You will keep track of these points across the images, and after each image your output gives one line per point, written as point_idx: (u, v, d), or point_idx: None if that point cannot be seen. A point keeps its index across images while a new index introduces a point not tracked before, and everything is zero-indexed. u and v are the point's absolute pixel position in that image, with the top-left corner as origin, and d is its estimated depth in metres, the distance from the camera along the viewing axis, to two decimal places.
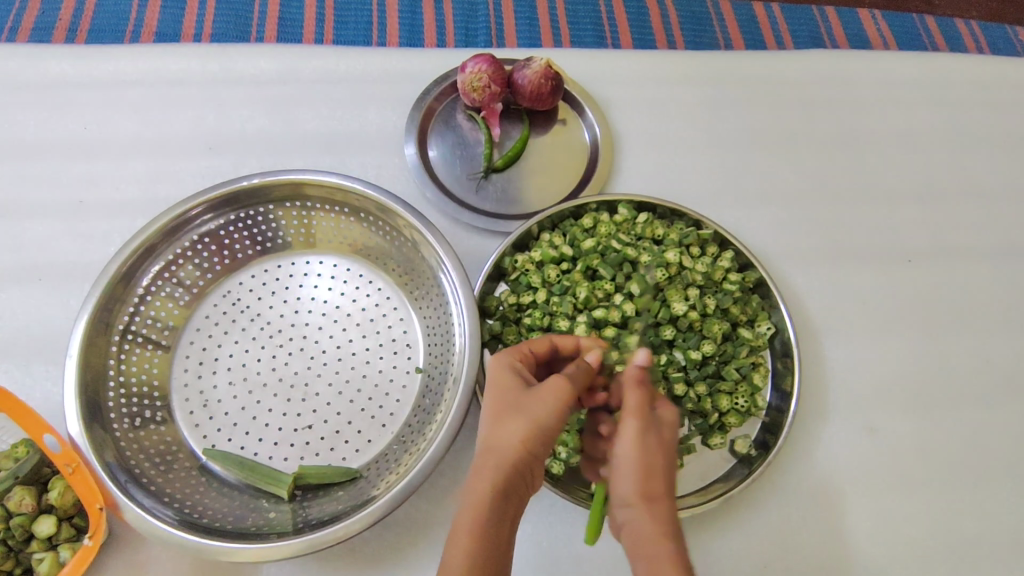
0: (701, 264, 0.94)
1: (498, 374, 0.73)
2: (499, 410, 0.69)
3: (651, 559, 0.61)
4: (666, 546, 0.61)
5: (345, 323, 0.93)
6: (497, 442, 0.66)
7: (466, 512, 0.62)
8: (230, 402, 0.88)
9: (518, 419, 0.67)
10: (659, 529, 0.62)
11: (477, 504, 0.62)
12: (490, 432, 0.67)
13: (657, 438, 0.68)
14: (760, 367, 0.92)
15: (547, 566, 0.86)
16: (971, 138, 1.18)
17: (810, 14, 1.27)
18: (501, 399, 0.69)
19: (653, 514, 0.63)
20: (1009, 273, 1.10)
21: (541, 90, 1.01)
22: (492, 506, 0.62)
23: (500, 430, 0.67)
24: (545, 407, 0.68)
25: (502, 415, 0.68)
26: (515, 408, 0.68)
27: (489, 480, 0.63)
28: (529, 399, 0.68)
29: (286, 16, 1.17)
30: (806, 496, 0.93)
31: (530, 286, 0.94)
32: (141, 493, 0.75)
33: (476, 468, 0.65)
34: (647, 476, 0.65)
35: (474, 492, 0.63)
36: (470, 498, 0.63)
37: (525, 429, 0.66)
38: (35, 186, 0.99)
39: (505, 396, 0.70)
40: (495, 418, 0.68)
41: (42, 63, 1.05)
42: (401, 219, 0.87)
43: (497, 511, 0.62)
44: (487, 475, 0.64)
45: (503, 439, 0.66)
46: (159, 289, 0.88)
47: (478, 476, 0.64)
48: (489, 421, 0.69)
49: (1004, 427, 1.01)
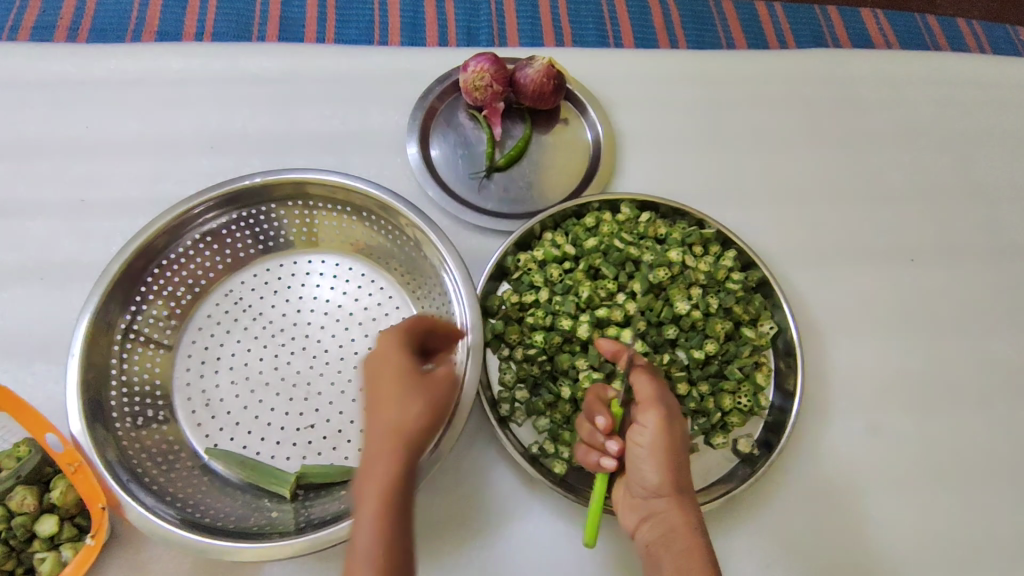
0: (704, 264, 0.93)
1: (388, 347, 0.68)
2: (397, 388, 0.65)
3: (683, 548, 0.67)
4: (695, 536, 0.68)
5: (347, 322, 0.93)
6: (400, 424, 0.63)
7: (373, 505, 0.59)
8: (232, 401, 0.88)
9: (416, 401, 0.64)
10: (687, 521, 0.69)
11: (383, 496, 0.59)
12: (392, 412, 0.63)
13: (677, 431, 0.71)
14: (763, 367, 0.92)
15: (550, 565, 0.86)
16: (973, 138, 1.18)
17: (812, 13, 1.27)
18: (402, 377, 0.65)
19: (680, 505, 0.70)
20: (1011, 273, 1.10)
21: (543, 89, 1.00)
22: (401, 495, 0.60)
23: (398, 411, 0.63)
24: (439, 391, 0.67)
25: (400, 394, 0.64)
26: (413, 390, 0.65)
27: (396, 468, 0.61)
28: (422, 384, 0.66)
29: (287, 15, 1.16)
30: (809, 496, 0.93)
31: (532, 285, 0.94)
32: (143, 493, 0.75)
33: (377, 457, 0.61)
34: (674, 469, 0.70)
35: (376, 481, 0.60)
36: (374, 489, 0.59)
37: (425, 413, 0.64)
38: (36, 185, 0.99)
39: (403, 375, 0.66)
40: (387, 400, 0.64)
41: (43, 62, 1.05)
42: (403, 219, 0.87)
43: (404, 499, 0.60)
44: (389, 462, 0.61)
45: (405, 422, 0.63)
46: (161, 288, 0.88)
47: (377, 463, 0.60)
48: (386, 401, 0.64)
49: (1006, 427, 1.00)
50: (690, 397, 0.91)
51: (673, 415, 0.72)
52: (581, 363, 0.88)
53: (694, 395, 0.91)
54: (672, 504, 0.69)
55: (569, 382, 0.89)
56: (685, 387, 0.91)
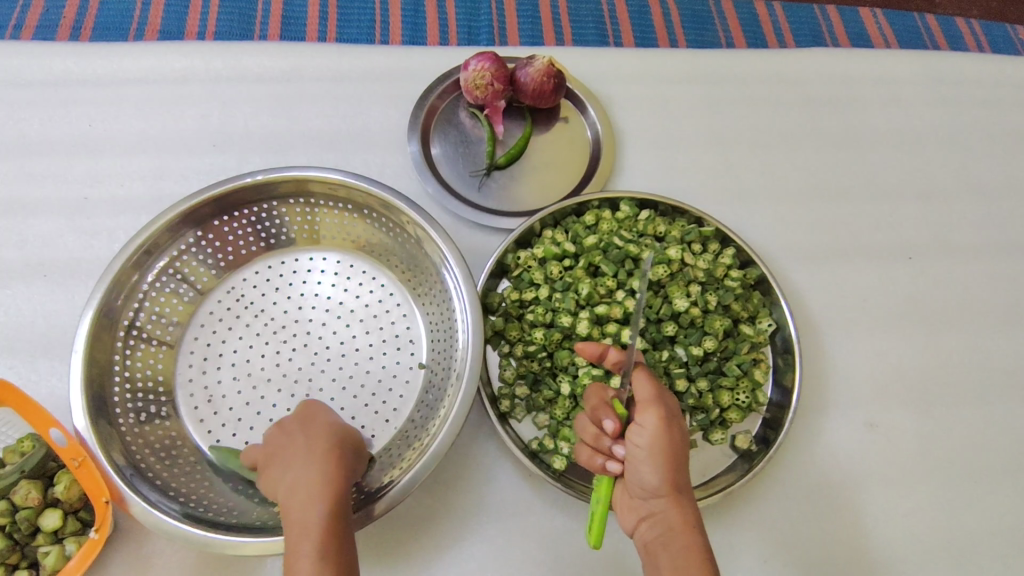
0: (703, 261, 0.94)
1: (309, 404, 0.79)
2: (327, 421, 0.76)
3: (683, 546, 0.68)
4: (695, 536, 0.68)
5: (348, 319, 0.94)
6: (335, 439, 0.73)
7: (316, 500, 0.66)
8: (234, 397, 0.89)
9: (345, 428, 0.76)
10: (686, 520, 0.69)
11: (323, 494, 0.67)
12: (324, 434, 0.73)
13: (676, 432, 0.71)
14: (761, 364, 0.93)
15: (549, 561, 0.87)
16: (971, 137, 1.18)
17: (812, 12, 1.27)
18: (332, 418, 0.77)
19: (680, 505, 0.70)
20: (1009, 271, 1.11)
21: (544, 88, 1.01)
22: (340, 494, 0.68)
23: (330, 433, 0.73)
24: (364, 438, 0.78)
25: (330, 425, 0.75)
26: (343, 425, 0.76)
27: (331, 471, 0.69)
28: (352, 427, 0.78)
29: (288, 14, 1.16)
30: (807, 492, 0.93)
31: (532, 282, 0.95)
32: (146, 487, 0.76)
33: (316, 463, 0.69)
34: (674, 470, 0.70)
35: (316, 482, 0.68)
36: (314, 490, 0.67)
37: (355, 442, 0.75)
38: (40, 183, 1.00)
39: (332, 418, 0.77)
40: (319, 428, 0.74)
41: (47, 62, 1.06)
42: (404, 216, 0.88)
43: (340, 498, 0.68)
44: (325, 466, 0.69)
45: (338, 440, 0.73)
46: (164, 285, 0.88)
47: (313, 468, 0.69)
48: (318, 428, 0.74)
49: (1003, 424, 1.01)
50: (688, 394, 0.91)
51: (673, 416, 0.72)
52: (580, 361, 0.89)
53: (693, 391, 0.91)
54: (673, 504, 0.70)
55: (568, 379, 0.89)
56: (684, 383, 0.91)
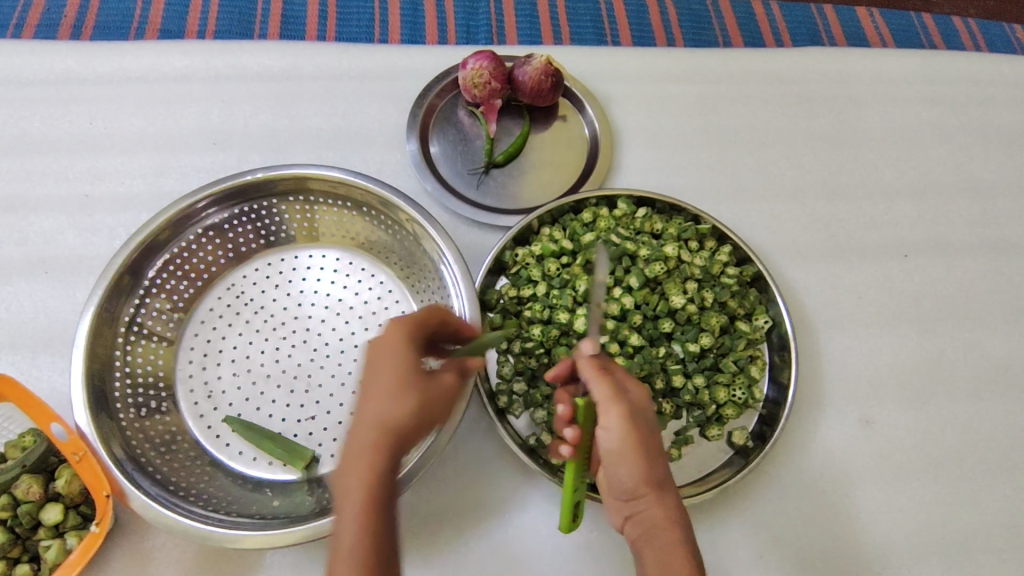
0: (699, 258, 0.95)
1: (391, 339, 0.66)
2: (396, 382, 0.64)
3: (666, 544, 0.67)
4: (678, 531, 0.68)
5: (347, 316, 0.95)
6: (388, 419, 0.62)
7: (357, 495, 0.59)
8: (234, 393, 0.89)
9: (418, 394, 0.64)
10: (668, 516, 0.68)
11: (366, 489, 0.59)
12: (379, 407, 0.62)
13: (642, 427, 0.69)
14: (758, 360, 0.93)
15: (547, 556, 0.87)
16: (967, 135, 1.19)
17: (810, 12, 1.28)
18: (405, 371, 0.64)
19: (660, 501, 0.69)
20: (1005, 269, 1.11)
21: (541, 86, 1.02)
22: (386, 486, 0.60)
23: (385, 408, 0.62)
24: (439, 392, 0.67)
25: (393, 390, 0.63)
26: (414, 384, 0.64)
27: (379, 460, 0.61)
28: (428, 383, 0.66)
29: (288, 13, 1.17)
30: (803, 488, 0.94)
31: (530, 279, 0.96)
32: (147, 481, 0.76)
33: (361, 452, 0.61)
34: (648, 467, 0.68)
35: (359, 475, 0.60)
36: (357, 481, 0.59)
37: (421, 409, 0.64)
38: (41, 181, 1.01)
39: (404, 373, 0.64)
40: (378, 396, 0.63)
41: (48, 60, 1.07)
42: (403, 214, 0.89)
43: (387, 490, 0.60)
44: (370, 457, 0.60)
45: (393, 417, 0.62)
46: (164, 282, 0.89)
47: (361, 455, 0.61)
48: (379, 396, 0.63)
49: (999, 421, 1.02)
50: (685, 390, 0.91)
51: (636, 411, 0.69)
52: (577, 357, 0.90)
53: (690, 387, 0.91)
54: (652, 502, 0.68)
55: None
56: (680, 379, 0.92)
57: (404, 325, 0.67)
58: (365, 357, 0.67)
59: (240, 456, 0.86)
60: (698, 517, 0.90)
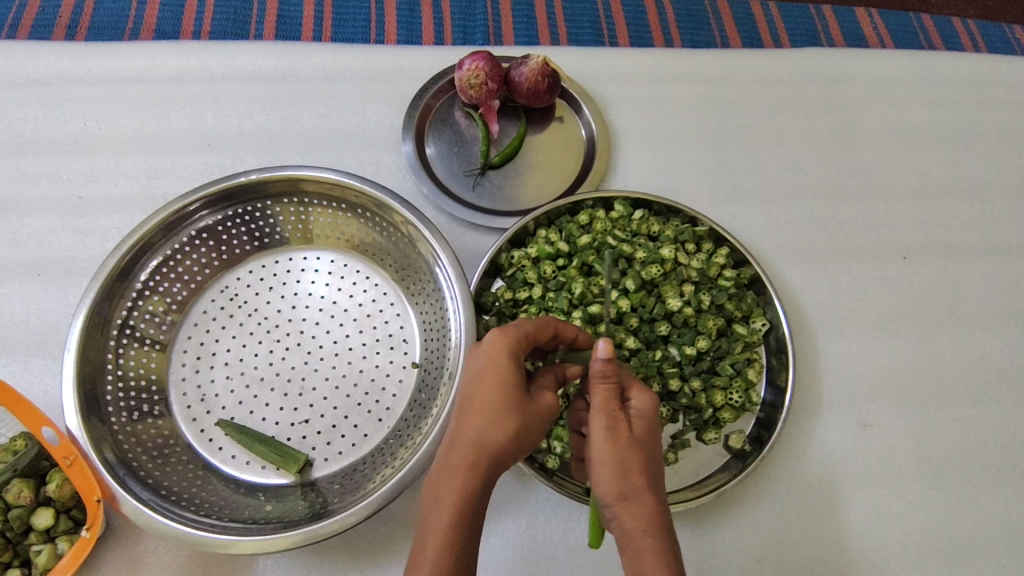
0: (696, 261, 0.95)
1: (497, 351, 0.67)
2: (496, 400, 0.65)
3: (639, 553, 0.63)
4: (646, 544, 0.63)
5: (342, 318, 0.94)
6: (485, 439, 0.64)
7: (447, 511, 0.61)
8: (227, 397, 0.89)
9: (519, 418, 0.65)
10: (637, 529, 0.63)
11: (454, 506, 0.61)
12: (480, 425, 0.64)
13: (626, 433, 0.66)
14: (755, 363, 0.93)
15: (542, 561, 0.87)
16: (967, 137, 1.18)
17: (809, 12, 1.27)
18: (504, 389, 0.65)
19: (641, 506, 0.64)
20: (1004, 271, 1.11)
21: (538, 87, 1.01)
22: (474, 507, 0.62)
23: (485, 426, 0.64)
24: (541, 415, 0.67)
25: (494, 408, 0.65)
26: (514, 404, 0.65)
27: (469, 479, 0.62)
28: (528, 405, 0.66)
29: (284, 14, 1.15)
30: (801, 492, 0.93)
31: (525, 281, 0.95)
32: (138, 486, 0.76)
33: (454, 467, 0.63)
34: (617, 477, 0.64)
35: (452, 491, 0.62)
36: (446, 496, 0.62)
37: (518, 432, 0.65)
38: (35, 182, 1.00)
39: (505, 389, 0.65)
40: (479, 411, 0.65)
41: (43, 61, 1.06)
42: (398, 216, 0.88)
43: (475, 510, 0.62)
44: (463, 475, 0.62)
45: (491, 437, 0.64)
46: (157, 285, 0.88)
47: (453, 470, 0.63)
48: (480, 412, 0.65)
49: (998, 424, 1.01)
50: (682, 394, 0.90)
51: (617, 418, 0.66)
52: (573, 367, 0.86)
53: (687, 391, 0.90)
54: (625, 510, 0.64)
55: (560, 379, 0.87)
56: (677, 383, 0.91)
57: (513, 336, 0.68)
58: (471, 364, 0.69)
59: (233, 460, 0.86)
60: (695, 522, 0.90)
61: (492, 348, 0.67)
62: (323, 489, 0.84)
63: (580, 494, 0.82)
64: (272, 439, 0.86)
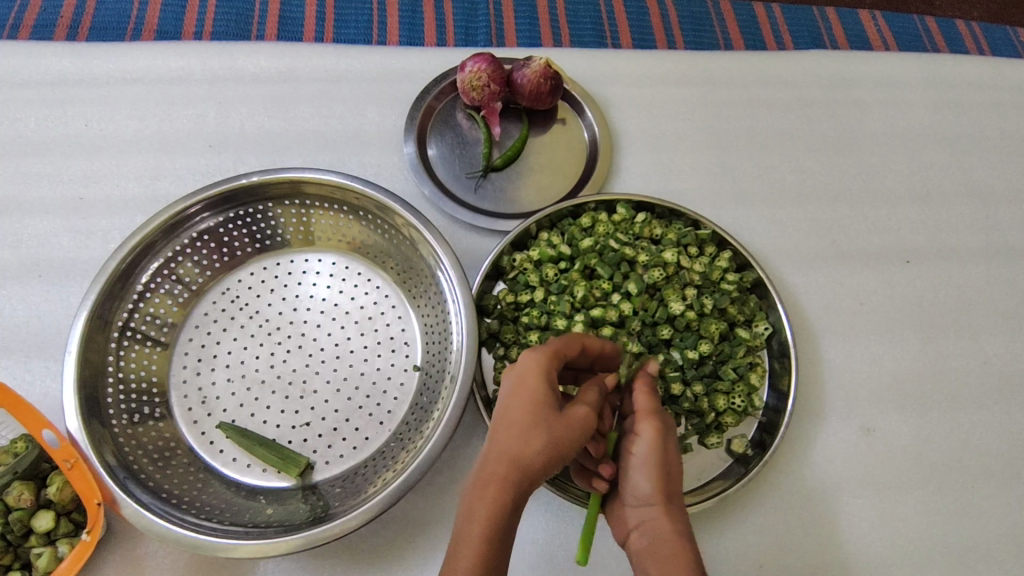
0: (699, 264, 0.94)
1: (528, 372, 0.68)
2: (530, 416, 0.65)
3: (676, 552, 0.65)
4: (683, 543, 0.66)
5: (342, 321, 0.94)
6: (519, 457, 0.63)
7: (478, 522, 0.60)
8: (228, 398, 0.89)
9: (552, 432, 0.64)
10: (675, 529, 0.67)
11: (486, 520, 0.60)
12: (513, 444, 0.63)
13: (672, 440, 0.71)
14: (758, 368, 0.92)
15: (543, 565, 0.86)
16: (970, 140, 1.18)
17: (811, 14, 1.26)
18: (538, 406, 0.65)
19: (669, 513, 0.68)
20: (1007, 274, 1.10)
21: (540, 90, 1.01)
22: (508, 521, 0.61)
23: (520, 445, 0.63)
24: (578, 428, 0.65)
25: (526, 426, 0.64)
26: (547, 420, 0.65)
27: (503, 492, 0.61)
28: (566, 419, 0.65)
29: (286, 14, 1.15)
30: (802, 497, 0.93)
31: (527, 285, 0.95)
32: (139, 489, 0.76)
33: (488, 481, 0.62)
34: (665, 478, 0.69)
35: (486, 504, 0.61)
36: (479, 509, 0.61)
37: (557, 449, 0.64)
38: (36, 183, 1.00)
39: (538, 404, 0.66)
40: (514, 430, 0.64)
41: (45, 61, 1.06)
42: (400, 218, 0.88)
43: (507, 526, 0.61)
44: (496, 491, 0.61)
45: (525, 453, 0.63)
46: (158, 286, 0.88)
47: (485, 483, 0.62)
48: (511, 430, 0.64)
49: (1002, 430, 1.01)
50: (684, 398, 0.90)
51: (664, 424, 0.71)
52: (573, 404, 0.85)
53: (689, 395, 0.90)
54: (667, 510, 0.68)
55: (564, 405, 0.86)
56: (679, 387, 0.90)
57: (538, 357, 0.69)
58: (505, 384, 0.69)
59: (233, 462, 0.86)
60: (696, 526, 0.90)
61: (523, 365, 0.69)
62: (323, 492, 0.83)
63: (583, 498, 0.81)
64: (273, 442, 0.86)
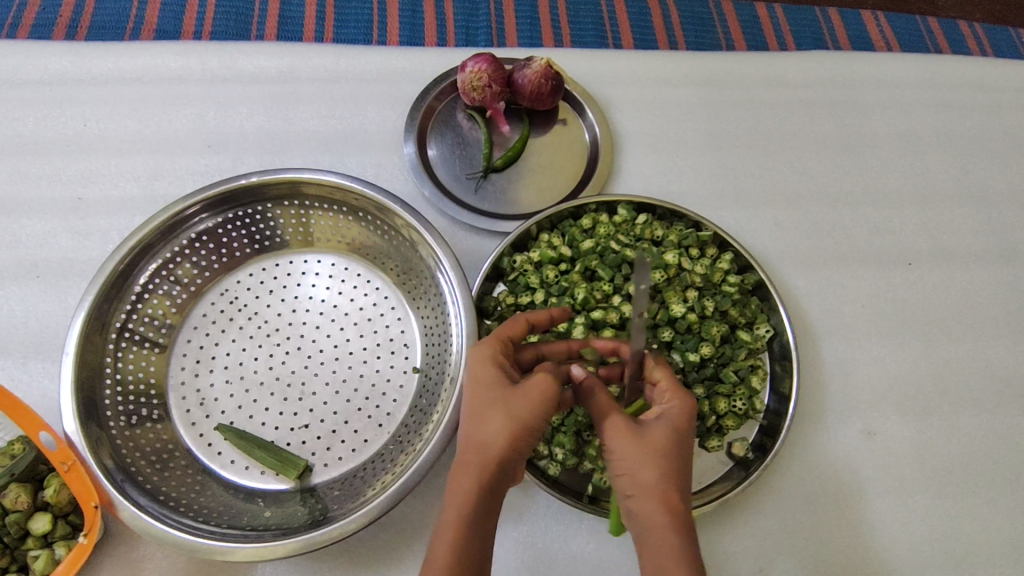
0: (700, 266, 0.93)
1: (478, 359, 0.71)
2: (486, 399, 0.67)
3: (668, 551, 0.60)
4: (677, 540, 0.61)
5: (342, 323, 0.93)
6: (484, 440, 0.65)
7: (454, 508, 0.63)
8: (227, 400, 0.88)
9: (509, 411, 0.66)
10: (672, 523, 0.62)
11: (461, 506, 0.63)
12: (476, 429, 0.66)
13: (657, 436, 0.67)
14: (759, 370, 0.91)
15: (541, 567, 0.86)
16: (972, 142, 1.17)
17: (813, 15, 1.26)
18: (490, 388, 0.68)
19: (666, 508, 0.62)
20: (1009, 277, 1.10)
21: (541, 90, 1.00)
22: (482, 505, 0.63)
23: (482, 428, 0.66)
24: (532, 395, 0.67)
25: (485, 410, 0.67)
26: (501, 400, 0.67)
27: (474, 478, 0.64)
28: (514, 392, 0.67)
29: (286, 14, 1.15)
30: (803, 501, 0.93)
31: (528, 286, 0.94)
32: (136, 492, 0.75)
33: (461, 470, 0.65)
34: (654, 473, 0.64)
35: (459, 492, 0.64)
36: (455, 497, 0.64)
37: (511, 423, 0.65)
38: (34, 183, 0.99)
39: (491, 385, 0.68)
40: (477, 416, 0.67)
41: (43, 61, 1.05)
42: (399, 219, 0.87)
43: (482, 509, 0.63)
44: (468, 477, 0.64)
45: (488, 435, 0.65)
46: (157, 288, 0.88)
47: (460, 472, 0.65)
48: (474, 416, 0.67)
49: (1003, 434, 1.00)
50: None
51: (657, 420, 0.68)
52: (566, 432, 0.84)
53: None
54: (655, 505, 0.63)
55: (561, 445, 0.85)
56: None
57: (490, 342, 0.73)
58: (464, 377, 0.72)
59: (231, 465, 0.85)
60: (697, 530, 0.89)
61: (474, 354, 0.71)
62: (322, 495, 0.83)
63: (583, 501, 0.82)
64: (271, 444, 0.85)
